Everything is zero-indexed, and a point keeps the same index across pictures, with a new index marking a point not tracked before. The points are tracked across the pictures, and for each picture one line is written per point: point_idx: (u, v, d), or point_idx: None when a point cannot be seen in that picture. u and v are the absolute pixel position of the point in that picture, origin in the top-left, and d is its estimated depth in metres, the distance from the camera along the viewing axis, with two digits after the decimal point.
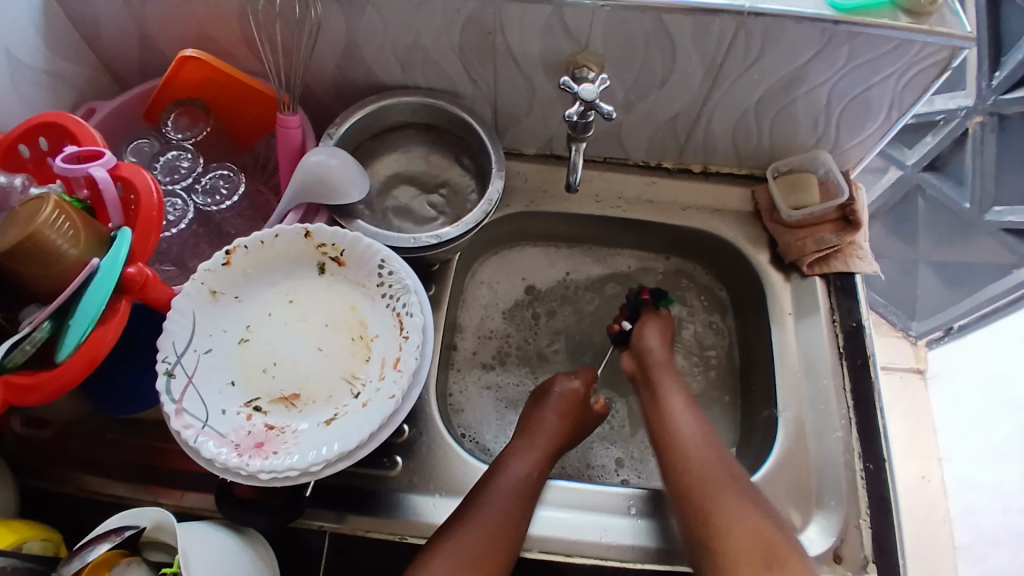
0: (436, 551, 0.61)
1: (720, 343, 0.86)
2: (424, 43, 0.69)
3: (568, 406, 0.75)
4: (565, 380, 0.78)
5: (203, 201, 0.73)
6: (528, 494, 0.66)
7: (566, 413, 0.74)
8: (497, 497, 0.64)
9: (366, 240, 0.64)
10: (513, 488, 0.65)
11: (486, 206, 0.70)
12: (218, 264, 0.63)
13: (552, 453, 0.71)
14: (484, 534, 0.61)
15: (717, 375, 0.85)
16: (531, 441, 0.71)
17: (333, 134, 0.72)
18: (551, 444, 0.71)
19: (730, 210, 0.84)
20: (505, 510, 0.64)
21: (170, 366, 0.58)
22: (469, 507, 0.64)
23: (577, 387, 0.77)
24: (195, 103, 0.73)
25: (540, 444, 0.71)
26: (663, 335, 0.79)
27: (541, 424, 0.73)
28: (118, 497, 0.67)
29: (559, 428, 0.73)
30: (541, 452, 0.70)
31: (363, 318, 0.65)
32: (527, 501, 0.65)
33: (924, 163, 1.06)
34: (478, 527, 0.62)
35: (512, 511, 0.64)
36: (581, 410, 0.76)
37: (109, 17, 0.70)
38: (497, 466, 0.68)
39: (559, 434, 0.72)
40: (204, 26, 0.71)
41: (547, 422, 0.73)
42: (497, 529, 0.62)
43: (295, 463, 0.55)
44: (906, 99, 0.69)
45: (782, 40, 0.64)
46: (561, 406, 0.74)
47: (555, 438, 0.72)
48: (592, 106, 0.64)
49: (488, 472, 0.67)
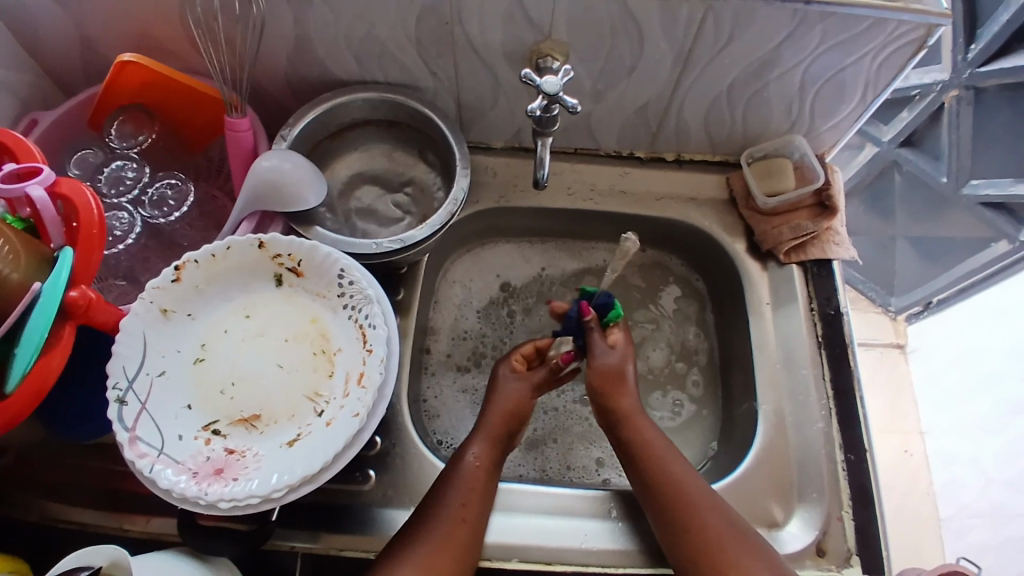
0: (407, 549, 0.59)
1: (703, 377, 0.83)
2: (379, 36, 0.65)
3: (518, 386, 0.71)
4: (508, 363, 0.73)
5: (150, 213, 0.69)
6: (490, 474, 0.65)
7: (526, 375, 0.72)
8: (452, 492, 0.63)
9: (323, 249, 0.61)
10: (476, 473, 0.65)
11: (452, 207, 0.67)
12: (167, 281, 0.59)
13: (502, 440, 0.68)
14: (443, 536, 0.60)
15: (687, 401, 0.82)
16: (485, 417, 0.70)
17: (286, 135, 0.68)
18: (497, 427, 0.69)
19: (705, 198, 0.82)
20: (461, 505, 0.62)
21: (121, 393, 0.55)
22: (435, 497, 0.63)
23: (517, 365, 0.73)
24: (137, 107, 0.69)
25: (487, 433, 0.68)
26: (618, 366, 0.70)
27: (501, 392, 0.71)
28: (83, 524, 0.64)
29: (523, 389, 0.71)
30: (494, 427, 0.68)
31: (325, 331, 0.62)
32: (479, 493, 0.63)
33: (900, 140, 1.03)
34: (449, 510, 0.61)
35: (476, 494, 0.63)
36: (529, 384, 0.72)
37: (43, 19, 0.65)
38: (452, 467, 0.65)
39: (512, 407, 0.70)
40: (144, 24, 0.66)
41: (505, 384, 0.72)
42: (456, 525, 0.61)
43: (256, 490, 0.53)
44: (881, 80, 0.67)
45: (754, 22, 0.61)
46: (508, 388, 0.71)
47: (503, 424, 0.69)
48: (554, 99, 0.61)
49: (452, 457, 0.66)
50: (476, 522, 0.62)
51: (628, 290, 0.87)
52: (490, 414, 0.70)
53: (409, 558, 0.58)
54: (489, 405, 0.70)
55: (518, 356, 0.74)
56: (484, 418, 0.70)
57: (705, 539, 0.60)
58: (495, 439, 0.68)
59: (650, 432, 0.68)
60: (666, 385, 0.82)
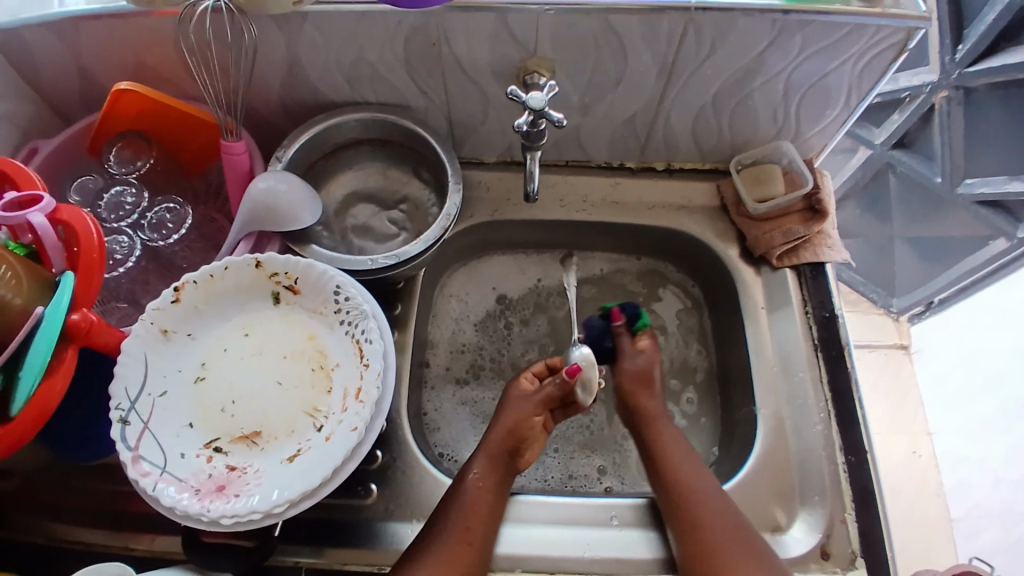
0: (412, 561, 0.60)
1: (696, 395, 0.83)
2: (369, 58, 0.67)
3: (520, 407, 0.72)
4: (518, 386, 0.74)
5: (149, 237, 0.70)
6: (493, 495, 0.66)
7: (533, 394, 0.73)
8: (456, 512, 0.63)
9: (319, 266, 0.62)
10: (479, 491, 0.65)
11: (445, 221, 0.68)
12: (167, 302, 0.61)
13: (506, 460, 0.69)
14: (447, 556, 0.60)
15: (680, 410, 0.82)
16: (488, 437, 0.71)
17: (281, 157, 0.70)
18: (500, 446, 0.70)
19: (697, 206, 0.83)
20: (464, 523, 0.62)
21: (124, 413, 0.56)
22: (440, 516, 0.63)
23: (525, 386, 0.74)
24: (136, 134, 0.71)
25: (490, 454, 0.69)
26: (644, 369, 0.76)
27: (506, 413, 0.72)
28: (89, 544, 0.65)
29: (528, 407, 0.72)
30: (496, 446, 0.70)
31: (322, 347, 0.63)
32: (481, 511, 0.64)
33: (892, 142, 1.04)
34: (451, 529, 0.62)
35: (481, 514, 0.64)
36: (533, 403, 0.73)
37: (43, 52, 0.68)
38: (456, 487, 0.66)
39: (518, 425, 0.71)
40: (142, 54, 0.68)
41: (510, 404, 0.73)
42: (458, 544, 0.61)
43: (257, 505, 0.54)
44: (864, 84, 0.68)
45: (735, 32, 0.62)
46: (513, 409, 0.72)
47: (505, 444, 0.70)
48: (541, 114, 0.62)
49: (456, 476, 0.67)
50: (479, 543, 0.62)
51: (624, 298, 0.87)
52: (493, 433, 0.71)
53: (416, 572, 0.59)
54: (494, 425, 0.72)
55: (528, 375, 0.75)
56: (487, 438, 0.71)
57: (706, 544, 0.62)
58: (496, 461, 0.69)
59: (669, 436, 0.72)
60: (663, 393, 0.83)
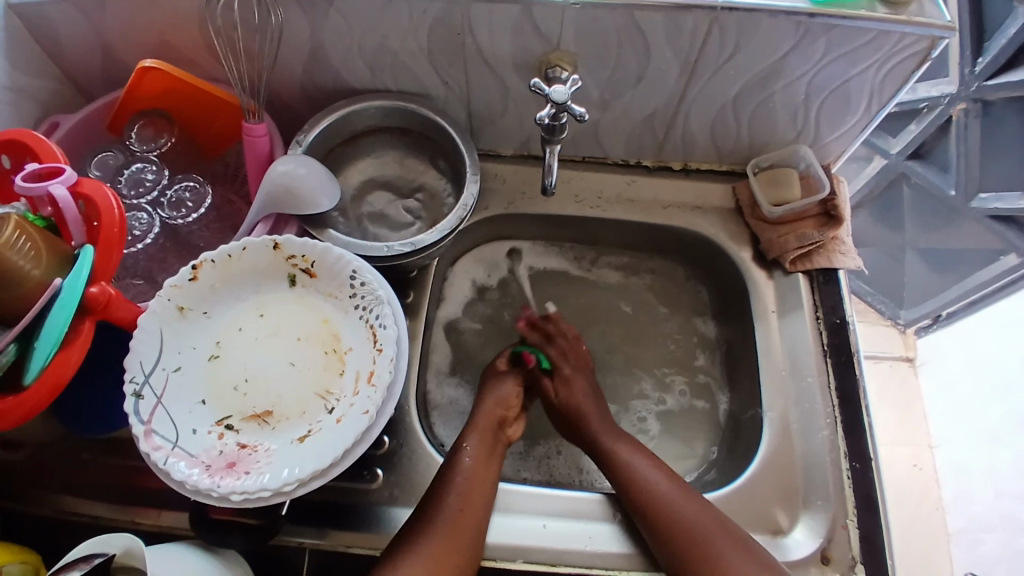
0: (417, 542, 0.61)
1: (690, 389, 0.83)
2: (392, 46, 0.67)
3: (505, 387, 0.76)
4: (495, 371, 0.78)
5: (169, 214, 0.71)
6: (488, 464, 0.68)
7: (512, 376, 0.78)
8: (457, 485, 0.65)
9: (336, 251, 0.63)
10: (476, 466, 0.67)
11: (461, 212, 0.68)
12: (185, 280, 0.61)
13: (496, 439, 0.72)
14: (451, 527, 0.62)
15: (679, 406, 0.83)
16: (478, 414, 0.73)
17: (302, 142, 0.70)
18: (489, 424, 0.72)
19: (712, 207, 0.83)
20: (466, 495, 0.64)
21: (138, 387, 0.57)
22: (441, 492, 0.65)
23: (502, 368, 0.79)
24: (157, 113, 0.72)
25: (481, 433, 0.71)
26: (590, 391, 0.78)
27: (496, 393, 0.75)
28: (96, 518, 0.66)
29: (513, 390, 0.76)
30: (487, 428, 0.72)
31: (335, 330, 0.63)
32: (484, 483, 0.66)
33: (908, 152, 1.04)
34: (454, 500, 0.64)
35: (479, 484, 0.66)
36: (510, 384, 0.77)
37: (68, 27, 0.68)
38: (449, 463, 0.67)
39: (506, 404, 0.75)
40: (165, 33, 0.69)
41: (495, 388, 0.76)
42: (461, 516, 0.63)
43: (267, 483, 0.54)
44: (885, 91, 0.68)
45: (758, 34, 0.62)
46: (500, 391, 0.76)
47: (495, 424, 0.73)
48: (563, 108, 0.62)
49: (450, 452, 0.69)
50: (483, 516, 0.64)
51: (633, 294, 0.88)
52: (480, 413, 0.73)
53: (422, 549, 0.61)
54: (483, 405, 0.74)
55: (501, 359, 0.80)
56: (474, 418, 0.73)
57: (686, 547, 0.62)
58: (486, 433, 0.71)
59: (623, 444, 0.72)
60: (666, 382, 0.84)
